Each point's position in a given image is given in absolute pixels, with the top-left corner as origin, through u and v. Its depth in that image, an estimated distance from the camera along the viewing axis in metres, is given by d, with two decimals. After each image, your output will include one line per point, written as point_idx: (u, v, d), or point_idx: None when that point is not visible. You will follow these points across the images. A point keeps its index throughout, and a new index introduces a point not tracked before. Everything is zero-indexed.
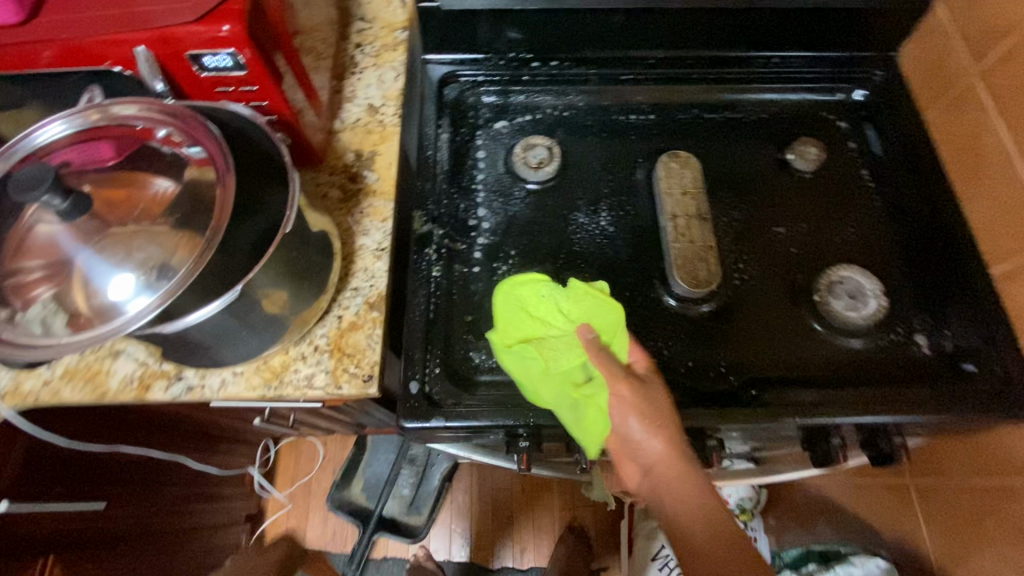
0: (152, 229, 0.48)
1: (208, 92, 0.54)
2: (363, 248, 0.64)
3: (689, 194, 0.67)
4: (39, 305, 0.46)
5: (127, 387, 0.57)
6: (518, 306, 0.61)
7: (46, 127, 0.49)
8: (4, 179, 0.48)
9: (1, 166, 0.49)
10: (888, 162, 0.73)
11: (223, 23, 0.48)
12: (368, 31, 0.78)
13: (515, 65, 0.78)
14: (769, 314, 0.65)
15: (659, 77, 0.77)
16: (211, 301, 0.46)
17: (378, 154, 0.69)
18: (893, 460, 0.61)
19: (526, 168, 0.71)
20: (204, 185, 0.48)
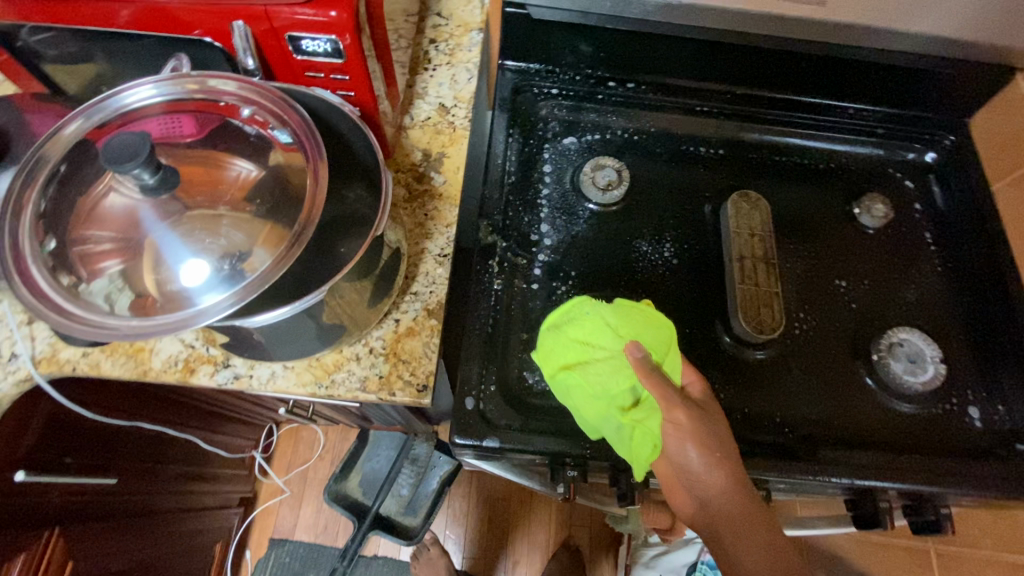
0: (233, 215, 0.46)
1: (294, 75, 0.52)
2: (426, 251, 0.62)
3: (756, 237, 0.67)
4: (106, 279, 0.44)
5: (171, 368, 0.55)
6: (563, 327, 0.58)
7: (136, 91, 0.47)
8: (89, 139, 0.47)
9: (87, 125, 0.47)
10: (953, 227, 0.72)
11: (330, 8, 0.46)
12: (444, 28, 0.76)
13: (590, 82, 0.76)
14: (826, 370, 0.64)
15: (733, 112, 0.76)
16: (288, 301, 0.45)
17: (446, 156, 0.68)
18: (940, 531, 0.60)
19: (592, 189, 0.70)
20: (292, 173, 0.47)
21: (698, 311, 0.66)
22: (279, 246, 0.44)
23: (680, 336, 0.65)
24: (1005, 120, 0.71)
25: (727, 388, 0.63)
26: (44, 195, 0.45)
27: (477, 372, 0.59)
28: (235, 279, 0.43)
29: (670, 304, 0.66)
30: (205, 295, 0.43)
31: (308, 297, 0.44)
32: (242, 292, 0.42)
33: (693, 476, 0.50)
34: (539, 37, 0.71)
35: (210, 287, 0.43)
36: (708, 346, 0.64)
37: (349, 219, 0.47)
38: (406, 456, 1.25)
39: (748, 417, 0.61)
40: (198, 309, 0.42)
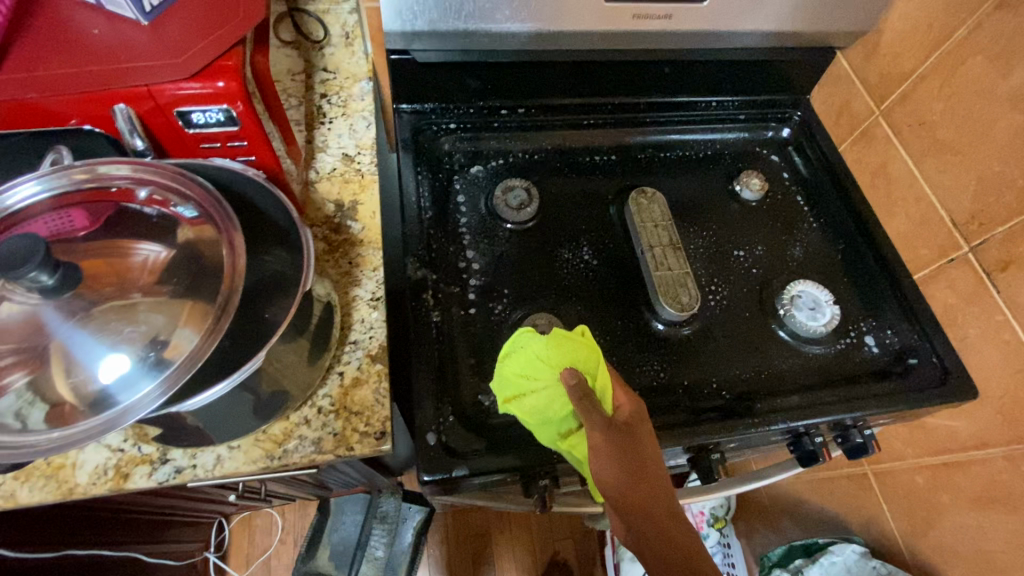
0: (147, 302, 0.44)
1: (188, 148, 0.51)
2: (358, 299, 0.62)
3: (660, 227, 0.74)
4: (12, 395, 0.41)
5: (100, 479, 0.50)
6: (505, 364, 0.57)
7: (16, 189, 0.45)
8: None
9: None
10: (817, 186, 0.83)
11: (217, 79, 0.46)
12: (332, 81, 0.77)
13: (484, 112, 0.79)
14: (745, 331, 0.71)
15: (617, 119, 0.83)
16: (224, 377, 0.43)
17: (359, 204, 0.69)
18: (864, 451, 0.68)
19: (507, 210, 0.73)
20: (205, 245, 0.46)
21: (627, 304, 0.70)
22: (201, 324, 0.42)
23: (616, 329, 0.69)
24: (834, 92, 0.84)
25: (664, 368, 0.67)
26: None
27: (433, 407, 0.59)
28: (158, 368, 0.41)
29: (601, 302, 0.70)
30: (127, 392, 0.40)
31: (240, 370, 0.43)
32: (167, 380, 0.40)
33: (611, 491, 0.47)
34: (428, 79, 0.74)
35: (131, 381, 0.41)
36: (643, 333, 0.69)
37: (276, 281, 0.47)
38: (375, 516, 1.19)
39: (690, 389, 0.66)
40: (121, 408, 0.39)
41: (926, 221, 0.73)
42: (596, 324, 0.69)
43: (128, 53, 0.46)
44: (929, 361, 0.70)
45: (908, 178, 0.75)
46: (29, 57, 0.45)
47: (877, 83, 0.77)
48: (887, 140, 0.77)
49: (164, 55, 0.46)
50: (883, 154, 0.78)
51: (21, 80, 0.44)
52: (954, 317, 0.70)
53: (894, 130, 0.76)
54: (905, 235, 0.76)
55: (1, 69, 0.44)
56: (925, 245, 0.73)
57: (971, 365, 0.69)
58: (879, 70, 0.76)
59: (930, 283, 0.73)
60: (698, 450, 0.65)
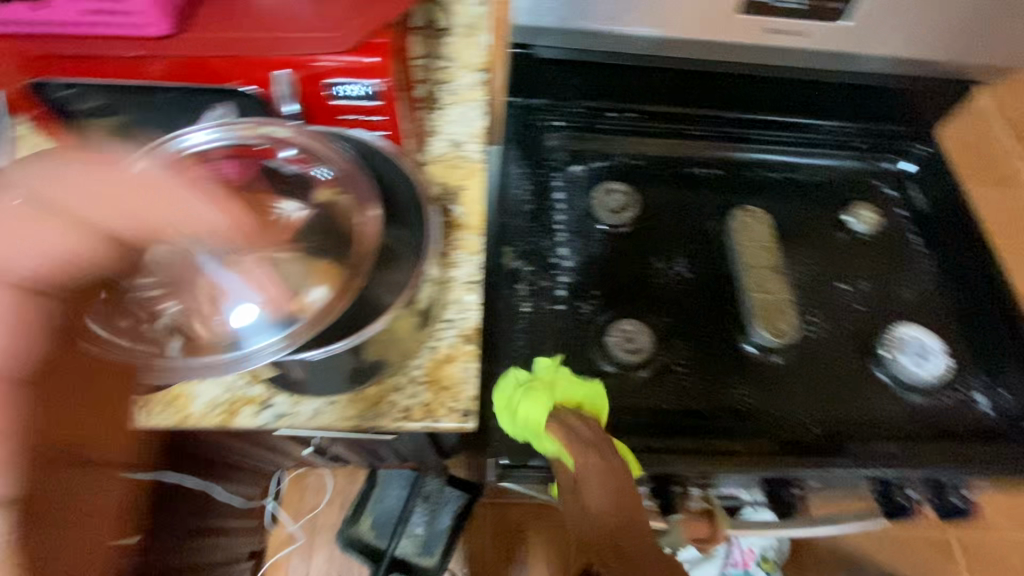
0: (283, 255, 0.48)
1: (329, 118, 0.54)
2: (455, 280, 0.64)
3: (762, 249, 0.72)
4: (165, 319, 0.45)
5: (213, 411, 0.54)
6: None
7: (197, 133, 0.49)
8: (148, 177, 0.49)
9: (146, 162, 0.48)
10: (937, 227, 0.78)
11: (371, 54, 0.49)
12: (450, 69, 0.80)
13: (593, 114, 0.80)
14: (842, 369, 0.67)
15: (726, 134, 0.81)
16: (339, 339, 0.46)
17: (464, 189, 0.70)
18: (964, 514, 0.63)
19: (605, 212, 0.74)
20: (340, 210, 0.49)
21: (718, 322, 0.69)
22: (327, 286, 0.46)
23: (704, 347, 0.67)
24: None
25: (751, 393, 0.65)
26: None
27: None
28: (285, 319, 0.44)
29: (690, 317, 0.69)
30: (254, 338, 0.44)
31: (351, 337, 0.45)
32: (292, 335, 0.44)
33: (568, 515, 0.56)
34: (544, 75, 0.75)
35: (261, 328, 0.44)
36: (732, 355, 0.67)
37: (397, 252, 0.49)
38: (419, 494, 1.22)
39: (776, 419, 0.64)
40: (245, 352, 0.43)
41: None
42: (685, 338, 0.67)
43: (296, 25, 0.50)
44: None
45: None
46: (210, 19, 0.50)
47: None
48: None
49: (327, 29, 0.50)
50: None
51: (204, 39, 0.49)
52: None
53: None
54: None
55: (186, 27, 0.50)
56: None
57: None
58: None
59: None
60: (778, 483, 0.62)
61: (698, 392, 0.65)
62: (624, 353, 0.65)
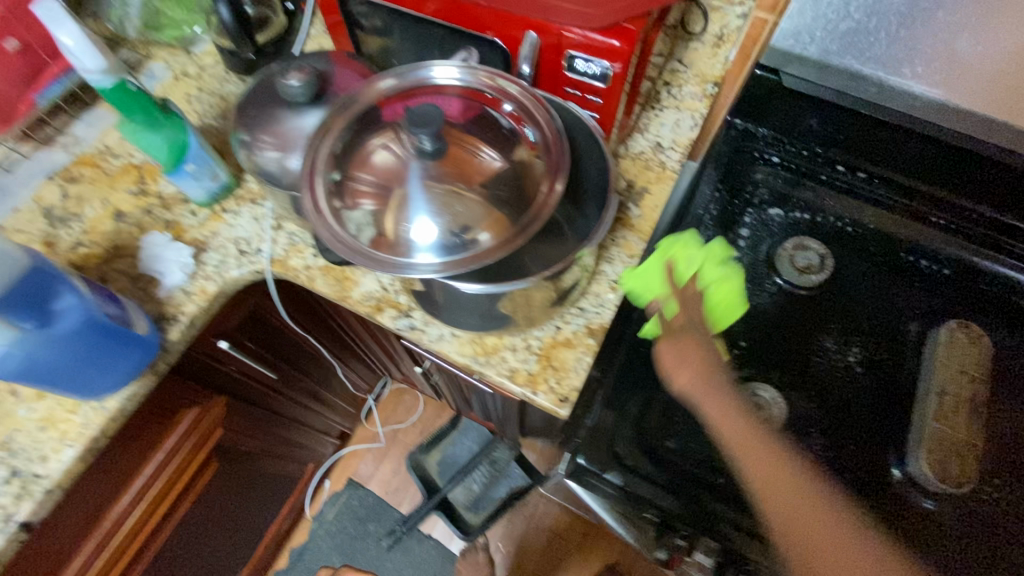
0: (470, 194, 0.51)
1: (554, 86, 0.57)
2: (604, 274, 0.64)
3: (968, 377, 0.60)
4: (361, 212, 0.52)
5: (364, 301, 0.63)
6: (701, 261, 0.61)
7: (445, 71, 0.56)
8: (394, 94, 0.57)
9: (397, 82, 0.56)
10: None
11: (615, 38, 0.50)
12: (681, 74, 0.78)
13: (818, 161, 0.72)
14: (1016, 553, 0.54)
15: (975, 233, 0.68)
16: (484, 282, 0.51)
17: (648, 192, 0.69)
18: None
19: (789, 267, 0.67)
20: (530, 173, 0.52)
21: (873, 433, 0.59)
22: (491, 231, 0.50)
23: (842, 450, 0.59)
24: None
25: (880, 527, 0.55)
26: (341, 137, 0.55)
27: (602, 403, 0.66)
28: (450, 247, 0.50)
29: (840, 415, 0.60)
30: (418, 252, 0.50)
31: (494, 286, 0.51)
32: (450, 266, 0.49)
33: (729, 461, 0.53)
34: (779, 106, 0.70)
35: (426, 246, 0.51)
36: (869, 472, 0.58)
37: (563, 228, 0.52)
38: (488, 456, 1.27)
39: None
40: (409, 263, 0.50)
41: None
42: (823, 431, 0.60)
43: None
44: None
45: None
46: None
47: None
48: None
49: None
50: None
51: None
52: None
53: None
54: None
55: None
56: None
57: None
58: None
59: None
60: None
61: None
62: (750, 410, 0.61)
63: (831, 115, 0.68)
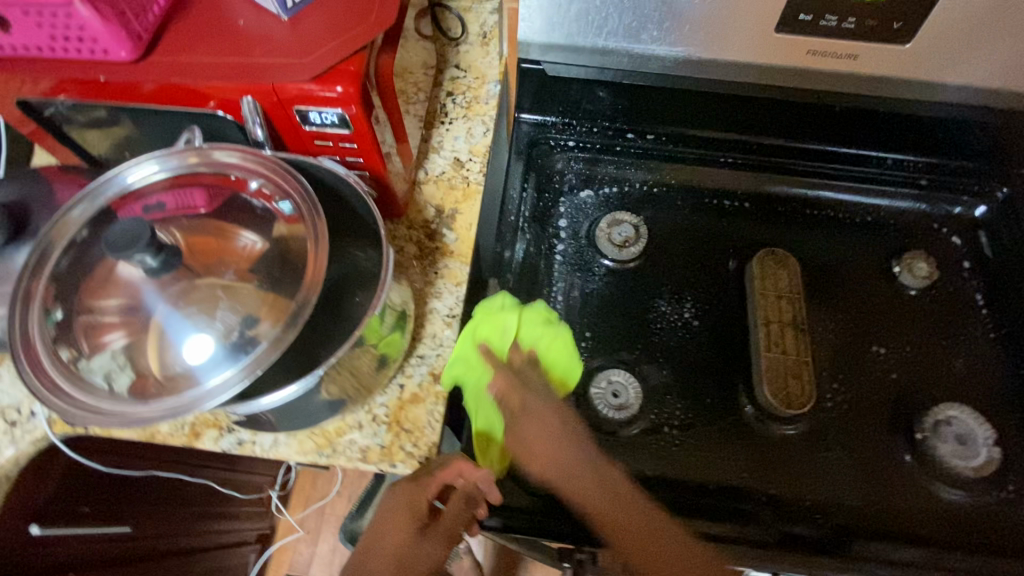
0: (241, 287, 0.45)
1: (303, 142, 0.52)
2: (434, 312, 0.61)
3: (784, 300, 0.64)
4: (107, 355, 0.44)
5: (177, 432, 0.55)
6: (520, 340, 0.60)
7: (141, 168, 0.49)
8: (104, 217, 0.48)
9: (95, 204, 0.48)
10: (1003, 280, 0.67)
11: (336, 84, 0.46)
12: (462, 80, 0.76)
13: (610, 133, 0.73)
14: (853, 441, 0.59)
15: (758, 163, 0.73)
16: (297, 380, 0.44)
17: (458, 213, 0.67)
18: None
19: (608, 245, 0.68)
20: (295, 245, 0.47)
21: (720, 378, 0.62)
22: (283, 310, 0.44)
23: (701, 407, 0.61)
24: None
25: (749, 470, 0.58)
26: (58, 267, 0.46)
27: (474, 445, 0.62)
28: (241, 351, 0.43)
29: (688, 372, 0.62)
30: (207, 377, 0.43)
31: (313, 376, 0.44)
32: (250, 366, 0.42)
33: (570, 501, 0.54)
34: (557, 92, 0.70)
35: (211, 367, 0.43)
36: (729, 418, 0.60)
37: (354, 293, 0.47)
38: None
39: (774, 502, 0.56)
40: (201, 393, 0.42)
41: None
42: (677, 393, 0.61)
43: (270, 48, 0.48)
44: None
45: None
46: (182, 41, 0.48)
47: None
48: None
49: (295, 53, 0.47)
50: None
51: (172, 64, 0.47)
52: None
53: None
54: None
55: (155, 50, 0.48)
56: None
57: None
58: None
59: None
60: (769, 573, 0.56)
61: (693, 459, 0.58)
62: (608, 408, 0.60)
63: (605, 87, 0.69)
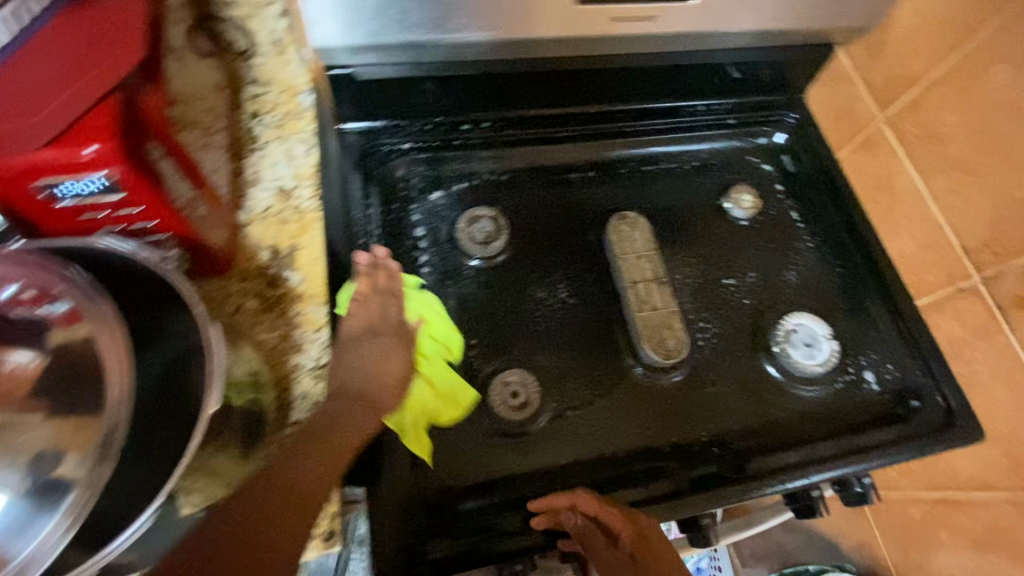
0: (30, 424, 0.36)
1: (67, 219, 0.42)
2: (299, 368, 0.54)
3: (644, 258, 0.67)
4: None
5: None
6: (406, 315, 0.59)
7: None
8: None
9: None
10: (809, 193, 0.77)
11: (84, 143, 0.36)
12: (266, 96, 0.67)
13: (443, 128, 0.70)
14: (728, 371, 0.65)
15: (592, 131, 0.74)
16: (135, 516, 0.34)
17: (299, 249, 0.59)
18: (813, 512, 0.62)
19: (471, 244, 0.66)
20: (83, 352, 0.37)
21: (606, 345, 0.64)
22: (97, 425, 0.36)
23: (595, 381, 0.62)
24: (833, 92, 0.76)
25: (653, 425, 0.61)
26: None
27: (400, 513, 0.53)
28: (57, 492, 0.34)
29: (577, 352, 0.63)
30: (20, 540, 0.33)
31: (159, 501, 0.35)
32: (82, 496, 0.34)
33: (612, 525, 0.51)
34: (377, 95, 0.65)
35: (22, 527, 0.33)
36: (623, 383, 0.62)
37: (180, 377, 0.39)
38: None
39: (677, 449, 0.60)
40: (24, 559, 0.32)
41: (933, 245, 0.66)
42: (573, 375, 0.62)
43: None
44: (932, 403, 0.64)
45: (912, 193, 0.68)
46: None
47: (883, 87, 0.69)
48: (890, 150, 0.70)
49: (15, 114, 0.36)
50: (886, 166, 0.70)
51: None
52: (960, 350, 0.64)
53: (898, 139, 0.68)
54: (910, 258, 0.69)
55: None
56: (933, 270, 0.66)
57: (978, 405, 0.63)
58: (885, 70, 0.68)
59: (936, 311, 0.66)
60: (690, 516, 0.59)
61: (602, 429, 0.59)
62: (508, 411, 0.58)
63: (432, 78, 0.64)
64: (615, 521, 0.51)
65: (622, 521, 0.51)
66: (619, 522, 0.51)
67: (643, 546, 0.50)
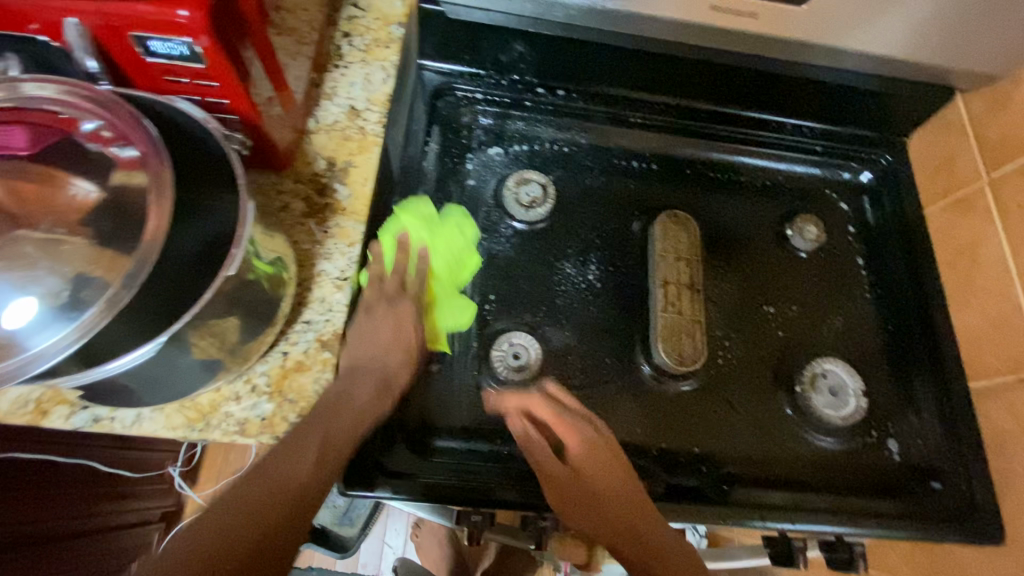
0: (71, 243, 0.41)
1: (153, 78, 0.46)
2: (324, 274, 0.56)
3: (683, 260, 0.65)
4: None
5: (19, 409, 0.49)
6: (454, 260, 0.61)
7: None
8: None
9: None
10: (883, 239, 0.72)
11: (179, 7, 0.39)
12: (360, 21, 0.67)
13: (518, 87, 0.71)
14: (739, 396, 0.62)
15: (664, 124, 0.72)
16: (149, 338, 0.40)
17: (352, 166, 0.61)
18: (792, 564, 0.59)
19: (515, 205, 0.66)
20: (136, 192, 0.41)
21: (619, 337, 0.63)
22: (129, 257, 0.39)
23: (600, 366, 0.61)
24: (940, 141, 0.69)
25: (643, 424, 0.59)
26: None
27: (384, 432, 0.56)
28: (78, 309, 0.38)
29: (588, 333, 0.63)
30: (40, 336, 0.37)
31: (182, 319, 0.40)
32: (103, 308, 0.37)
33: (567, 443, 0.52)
34: (464, 40, 0.67)
35: (43, 325, 0.38)
36: (626, 377, 0.61)
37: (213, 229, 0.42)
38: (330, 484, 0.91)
39: (664, 455, 0.59)
40: (34, 354, 0.36)
41: (1005, 327, 0.59)
42: (579, 354, 0.62)
43: None
44: (954, 490, 0.60)
45: (997, 268, 0.61)
46: None
47: (998, 145, 0.62)
48: (986, 215, 0.63)
49: None
50: (976, 231, 0.64)
51: None
52: (1003, 445, 0.58)
53: (997, 205, 0.62)
54: (975, 337, 0.63)
55: None
56: (997, 353, 0.60)
57: (1004, 507, 0.57)
58: (1004, 127, 0.62)
59: (988, 397, 0.60)
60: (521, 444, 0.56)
61: (596, 414, 0.59)
62: (508, 371, 0.59)
63: (517, 40, 0.65)
64: (566, 433, 0.52)
65: (576, 435, 0.52)
66: (572, 437, 0.52)
67: (592, 462, 0.51)
